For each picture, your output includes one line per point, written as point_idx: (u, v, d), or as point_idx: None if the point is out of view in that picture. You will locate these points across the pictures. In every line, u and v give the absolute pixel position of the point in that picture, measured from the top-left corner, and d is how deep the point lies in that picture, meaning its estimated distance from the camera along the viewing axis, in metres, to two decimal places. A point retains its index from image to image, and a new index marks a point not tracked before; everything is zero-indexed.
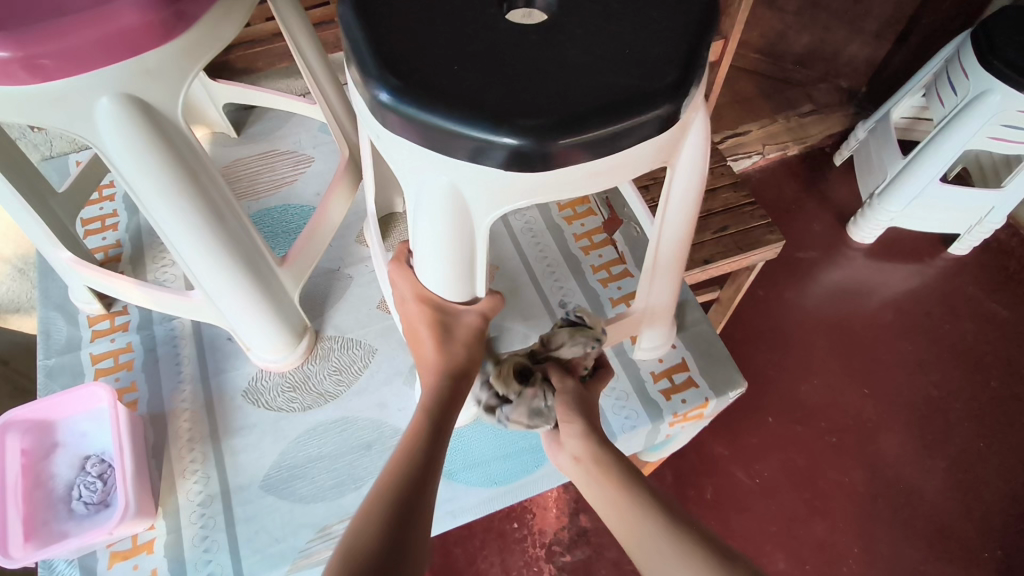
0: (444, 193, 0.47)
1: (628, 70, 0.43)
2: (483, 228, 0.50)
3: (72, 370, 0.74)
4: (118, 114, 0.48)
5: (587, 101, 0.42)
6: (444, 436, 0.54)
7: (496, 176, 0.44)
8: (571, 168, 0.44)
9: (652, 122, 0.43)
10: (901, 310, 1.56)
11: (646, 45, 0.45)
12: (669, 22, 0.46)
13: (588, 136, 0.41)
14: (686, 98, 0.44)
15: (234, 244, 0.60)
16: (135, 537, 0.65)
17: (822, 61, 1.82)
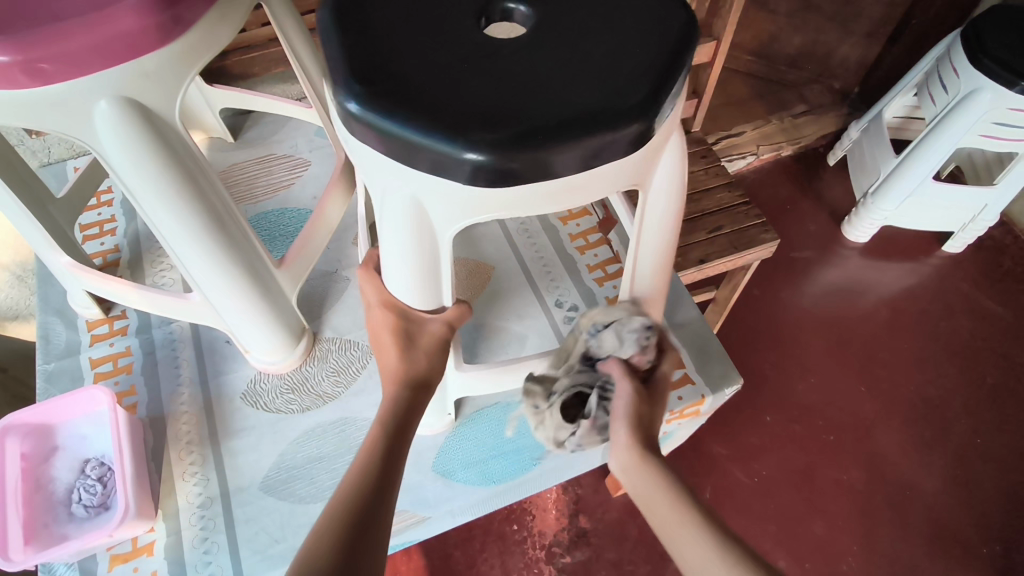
0: (405, 204, 0.45)
1: (598, 87, 0.41)
2: (444, 236, 0.47)
3: (72, 374, 0.74)
4: (117, 116, 0.48)
5: (550, 115, 0.40)
6: (404, 439, 0.51)
7: (459, 191, 0.42)
8: (535, 186, 0.42)
9: (618, 140, 0.41)
10: (897, 308, 1.57)
11: (621, 62, 0.43)
12: (645, 42, 0.44)
13: (547, 152, 0.39)
14: (655, 118, 0.42)
15: (232, 245, 0.60)
16: (135, 540, 0.65)
17: (815, 62, 1.84)
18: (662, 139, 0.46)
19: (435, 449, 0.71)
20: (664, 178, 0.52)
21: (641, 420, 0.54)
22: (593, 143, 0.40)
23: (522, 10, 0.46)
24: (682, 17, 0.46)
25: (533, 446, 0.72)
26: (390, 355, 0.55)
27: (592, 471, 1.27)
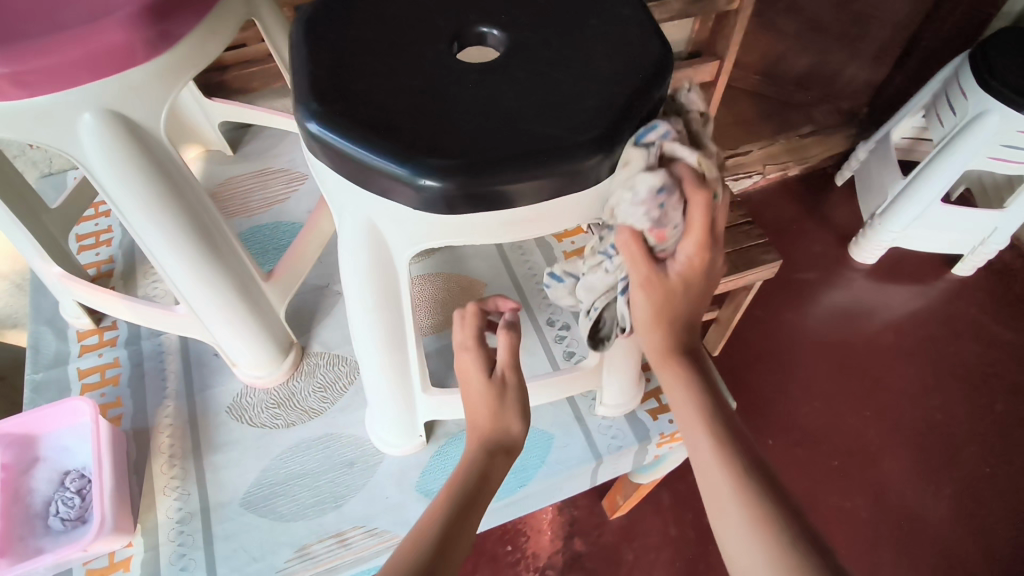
0: (363, 230, 0.43)
1: (557, 118, 0.39)
2: (403, 263, 0.46)
3: (58, 385, 0.74)
4: (102, 129, 0.47)
5: (504, 147, 0.38)
6: (483, 492, 0.54)
7: (409, 216, 0.41)
8: (486, 216, 0.41)
9: (572, 175, 0.39)
10: (904, 331, 1.54)
11: (587, 92, 0.41)
12: (618, 71, 0.42)
13: (497, 184, 0.38)
14: (613, 153, 0.40)
15: (219, 260, 0.60)
16: (112, 554, 0.64)
17: (822, 83, 1.83)
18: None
19: (418, 469, 0.70)
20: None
21: (662, 310, 0.48)
22: (549, 175, 0.38)
23: (495, 33, 0.45)
24: (660, 45, 0.43)
25: (519, 467, 0.70)
26: (479, 405, 0.59)
27: (588, 492, 1.25)
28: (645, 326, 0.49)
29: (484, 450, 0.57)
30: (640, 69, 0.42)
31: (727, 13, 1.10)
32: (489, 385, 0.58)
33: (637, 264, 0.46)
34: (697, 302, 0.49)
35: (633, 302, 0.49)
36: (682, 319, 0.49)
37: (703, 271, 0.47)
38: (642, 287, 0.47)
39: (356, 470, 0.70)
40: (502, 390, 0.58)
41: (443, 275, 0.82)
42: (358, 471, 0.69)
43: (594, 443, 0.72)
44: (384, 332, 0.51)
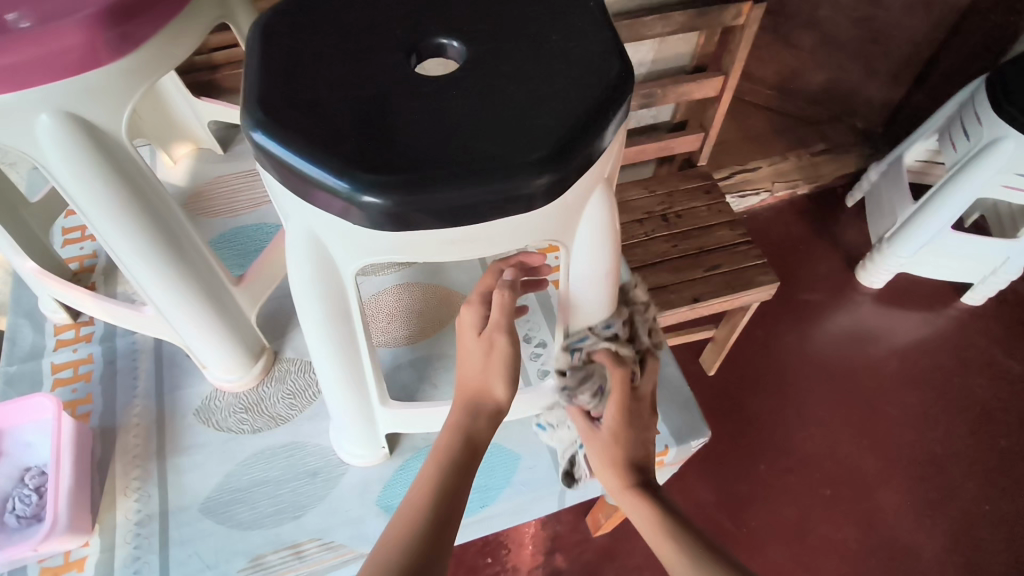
0: (305, 241, 0.43)
1: (506, 137, 0.38)
2: (349, 277, 0.45)
3: (31, 379, 0.74)
4: (59, 129, 0.46)
5: (448, 163, 0.37)
6: (472, 464, 0.54)
7: (354, 230, 0.41)
8: (430, 232, 0.40)
9: (517, 197, 0.38)
10: (909, 359, 1.50)
11: (542, 109, 0.39)
12: (576, 87, 0.40)
13: (437, 203, 0.37)
14: (564, 172, 0.38)
15: (184, 262, 0.59)
16: (68, 553, 0.64)
17: (837, 100, 1.80)
18: (581, 194, 0.42)
19: (381, 482, 0.69)
20: (587, 232, 0.45)
21: (600, 458, 0.55)
22: (493, 194, 0.37)
23: (454, 45, 0.43)
24: (621, 64, 0.41)
25: (481, 487, 0.69)
26: (469, 365, 0.57)
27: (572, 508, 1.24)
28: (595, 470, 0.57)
29: (468, 415, 0.56)
30: (599, 87, 0.40)
31: (733, 29, 1.07)
32: (481, 345, 0.56)
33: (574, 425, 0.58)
34: (637, 449, 0.55)
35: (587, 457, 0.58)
36: (632, 462, 0.54)
37: (629, 428, 0.54)
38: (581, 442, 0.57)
39: (318, 481, 0.69)
40: (491, 350, 0.56)
41: (421, 286, 0.81)
42: (321, 482, 0.69)
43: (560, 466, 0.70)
44: (338, 347, 0.51)
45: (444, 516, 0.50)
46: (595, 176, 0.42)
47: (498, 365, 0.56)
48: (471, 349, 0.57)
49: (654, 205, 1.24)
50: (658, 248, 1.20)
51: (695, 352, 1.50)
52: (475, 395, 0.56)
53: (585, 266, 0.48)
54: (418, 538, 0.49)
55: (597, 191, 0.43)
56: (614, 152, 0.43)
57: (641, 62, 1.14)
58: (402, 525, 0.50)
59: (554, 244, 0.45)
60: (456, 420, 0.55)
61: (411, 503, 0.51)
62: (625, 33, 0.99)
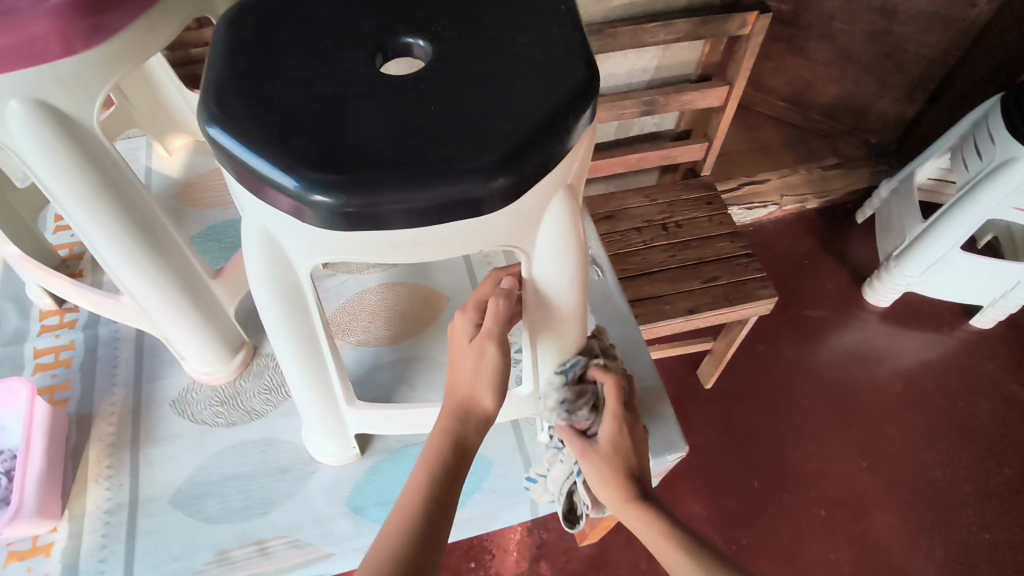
0: (258, 237, 0.43)
1: (458, 139, 0.38)
2: (306, 274, 0.45)
3: (13, 362, 0.75)
4: (29, 118, 0.46)
5: (398, 165, 0.37)
6: (459, 472, 0.53)
7: (307, 228, 0.41)
8: (379, 233, 0.40)
9: (466, 199, 0.38)
10: (913, 381, 1.47)
11: (499, 114, 0.39)
12: (535, 93, 0.40)
13: (383, 204, 0.37)
14: (514, 178, 0.38)
15: (161, 254, 0.60)
16: (36, 538, 0.64)
17: (850, 115, 1.77)
18: (538, 199, 0.42)
19: (351, 482, 0.68)
20: (549, 239, 0.45)
21: (604, 474, 0.55)
22: (440, 197, 0.37)
23: (420, 44, 0.43)
24: (585, 69, 0.41)
25: None
26: (461, 369, 0.56)
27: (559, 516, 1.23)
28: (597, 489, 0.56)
29: (456, 422, 0.55)
30: (559, 93, 0.40)
31: (738, 38, 1.05)
32: (472, 350, 0.55)
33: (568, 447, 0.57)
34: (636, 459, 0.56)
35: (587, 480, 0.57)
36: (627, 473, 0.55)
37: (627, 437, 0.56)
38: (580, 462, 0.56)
39: (289, 478, 0.68)
40: (482, 356, 0.55)
41: (405, 285, 0.80)
42: (291, 479, 0.68)
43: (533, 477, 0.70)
44: (299, 344, 0.51)
45: (433, 527, 0.50)
46: (553, 182, 0.42)
47: (487, 371, 0.55)
48: (464, 354, 0.56)
49: (654, 213, 1.23)
50: (656, 258, 1.18)
51: (694, 364, 1.48)
52: (463, 400, 0.55)
53: (549, 271, 0.47)
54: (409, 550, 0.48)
55: (558, 196, 0.43)
56: (577, 158, 0.43)
57: (644, 68, 1.13)
58: (395, 535, 0.49)
59: (513, 249, 0.45)
60: (444, 427, 0.54)
61: (404, 511, 0.50)
62: (626, 38, 0.98)
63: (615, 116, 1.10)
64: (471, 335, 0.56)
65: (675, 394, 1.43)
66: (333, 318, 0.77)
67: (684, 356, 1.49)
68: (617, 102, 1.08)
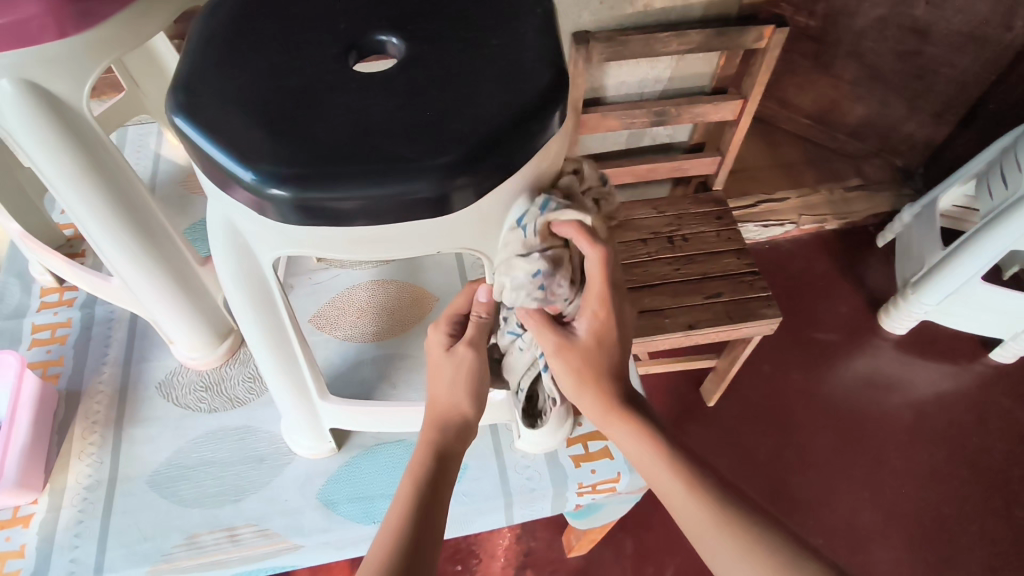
0: (222, 227, 0.44)
1: (416, 140, 0.38)
2: (269, 265, 0.46)
3: (10, 336, 0.77)
4: (18, 99, 0.48)
5: (352, 161, 0.37)
6: (442, 485, 0.52)
7: (265, 221, 0.41)
8: (335, 229, 0.40)
9: (419, 200, 0.38)
10: (924, 412, 1.42)
11: (459, 116, 0.39)
12: (498, 98, 0.40)
13: (333, 201, 0.37)
14: (468, 180, 0.38)
15: (148, 239, 0.61)
16: (17, 509, 0.65)
17: (877, 136, 1.74)
18: (498, 202, 0.42)
19: (324, 476, 0.68)
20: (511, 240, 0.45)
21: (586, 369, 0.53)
22: (392, 195, 0.37)
23: (394, 42, 0.44)
24: (551, 75, 0.41)
25: None
26: (439, 382, 0.56)
27: (549, 525, 1.22)
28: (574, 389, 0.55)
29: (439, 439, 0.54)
30: (522, 99, 0.40)
31: (755, 51, 1.04)
32: (448, 358, 0.55)
33: (542, 333, 0.51)
34: (621, 355, 0.54)
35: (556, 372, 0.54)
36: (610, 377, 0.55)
37: (613, 325, 0.52)
38: (556, 355, 0.52)
39: (264, 467, 0.69)
40: (460, 364, 0.55)
41: (396, 283, 0.81)
42: (266, 468, 0.69)
43: (506, 481, 0.69)
44: (266, 333, 0.52)
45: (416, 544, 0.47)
46: (514, 186, 0.42)
47: (464, 378, 0.55)
48: (442, 368, 0.56)
49: (661, 225, 1.21)
50: (659, 271, 1.16)
51: (697, 381, 1.46)
52: (441, 415, 0.55)
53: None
54: (398, 557, 0.46)
55: (521, 200, 0.43)
56: (544, 163, 0.43)
57: (657, 78, 1.12)
58: (382, 544, 0.47)
59: (471, 250, 0.45)
60: (427, 442, 0.54)
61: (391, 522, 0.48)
62: (638, 47, 0.97)
63: (625, 125, 1.09)
64: (448, 348, 0.56)
65: (676, 410, 1.41)
66: (322, 312, 0.78)
67: (687, 372, 1.47)
68: (627, 111, 1.07)
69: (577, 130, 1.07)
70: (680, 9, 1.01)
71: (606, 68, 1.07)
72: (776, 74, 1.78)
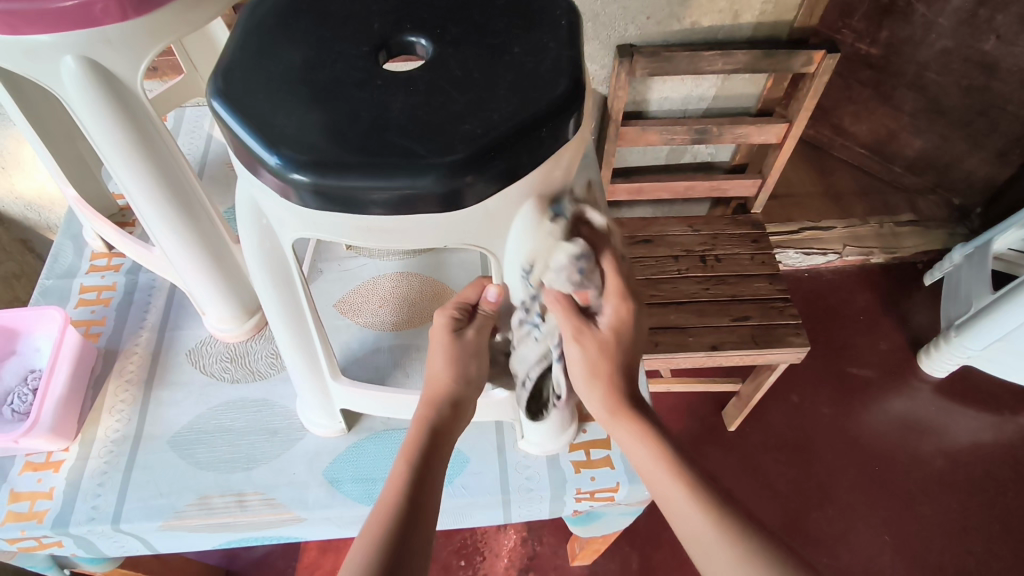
0: (248, 207, 0.47)
1: (429, 137, 0.40)
2: (288, 245, 0.49)
3: (60, 294, 0.83)
4: (81, 74, 0.52)
5: (366, 153, 0.40)
6: (434, 464, 0.54)
7: (282, 201, 0.44)
8: (349, 217, 0.42)
9: (427, 195, 0.40)
10: (959, 461, 1.36)
11: (473, 118, 0.42)
12: (512, 103, 0.42)
13: (345, 187, 0.40)
14: (474, 178, 0.40)
15: (188, 215, 0.65)
16: (50, 454, 0.70)
17: (934, 171, 1.68)
18: (505, 204, 0.44)
19: (332, 455, 0.71)
20: (516, 243, 0.47)
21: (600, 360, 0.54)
22: (400, 187, 0.39)
23: (422, 43, 0.47)
24: (566, 86, 0.43)
25: None
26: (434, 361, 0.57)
27: (556, 531, 1.23)
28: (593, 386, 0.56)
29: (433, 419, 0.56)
30: (535, 105, 0.42)
31: (804, 75, 1.02)
32: (450, 340, 0.56)
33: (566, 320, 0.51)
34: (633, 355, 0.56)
35: (569, 360, 0.54)
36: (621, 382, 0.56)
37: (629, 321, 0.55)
38: (575, 342, 0.52)
39: (276, 439, 0.72)
40: (457, 345, 0.56)
41: (420, 277, 0.83)
42: (278, 441, 0.72)
43: (505, 480, 0.69)
44: (283, 309, 0.55)
45: (416, 510, 0.50)
46: (523, 188, 0.43)
47: (461, 364, 0.57)
48: (439, 349, 0.56)
49: (694, 244, 1.20)
50: (687, 289, 1.15)
51: (720, 404, 1.44)
52: (429, 396, 0.57)
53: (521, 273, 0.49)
54: (395, 522, 0.49)
55: (528, 204, 0.45)
56: (557, 170, 0.45)
57: (702, 96, 1.11)
58: (383, 506, 0.51)
59: (476, 248, 0.46)
60: (422, 419, 0.56)
61: (392, 483, 0.52)
62: (682, 64, 0.97)
63: (665, 140, 1.08)
64: (452, 330, 0.57)
65: (696, 432, 1.39)
66: (347, 298, 0.81)
67: (711, 394, 1.45)
68: (668, 127, 1.07)
69: (616, 142, 1.08)
70: (729, 28, 1.00)
71: (650, 82, 1.07)
72: (832, 99, 1.74)
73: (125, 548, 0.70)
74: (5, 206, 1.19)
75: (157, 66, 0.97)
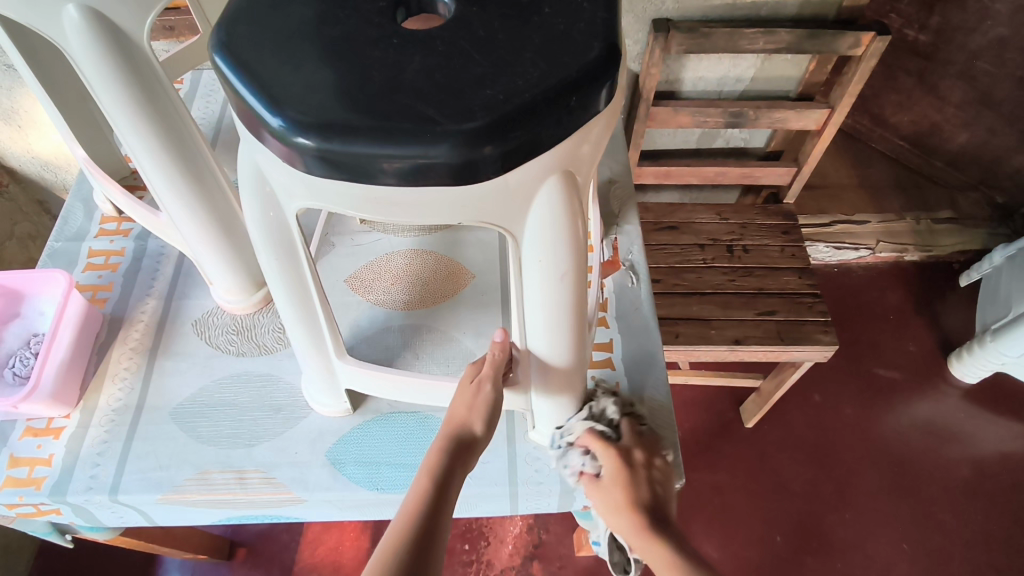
0: (250, 171, 0.44)
1: (446, 101, 0.37)
2: (291, 214, 0.46)
3: (68, 256, 0.81)
4: (83, 25, 0.49)
5: (376, 117, 0.36)
6: (448, 497, 0.52)
7: (282, 165, 0.41)
8: (359, 187, 0.39)
9: (442, 166, 0.36)
10: (985, 471, 1.31)
11: (495, 82, 0.38)
12: (540, 68, 0.38)
13: (350, 154, 0.36)
14: (494, 150, 0.36)
15: (198, 182, 0.62)
16: (51, 420, 0.69)
17: (978, 167, 1.60)
18: (527, 178, 0.40)
19: (336, 435, 0.68)
20: (537, 223, 0.43)
21: (617, 498, 0.56)
22: (410, 155, 0.36)
23: (445, 2, 0.44)
24: (600, 51, 0.39)
25: None
26: (458, 401, 0.56)
27: (562, 521, 1.20)
28: (615, 509, 0.56)
29: (449, 449, 0.54)
30: (563, 71, 0.38)
31: (850, 58, 0.96)
32: (469, 390, 0.56)
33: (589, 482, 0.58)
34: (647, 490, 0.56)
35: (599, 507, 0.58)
36: (641, 503, 0.55)
37: (626, 471, 0.56)
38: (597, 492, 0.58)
39: (279, 417, 0.70)
40: (478, 394, 0.56)
41: (436, 255, 0.80)
42: (281, 418, 0.70)
43: (516, 472, 0.66)
44: (290, 283, 0.52)
45: (425, 545, 0.49)
46: (547, 162, 0.40)
47: (484, 408, 0.55)
48: (467, 394, 0.56)
49: (722, 233, 1.15)
50: (712, 280, 1.11)
51: (738, 399, 1.40)
52: (453, 426, 0.56)
53: (538, 258, 0.45)
54: (404, 562, 0.47)
55: (551, 180, 0.41)
56: (584, 146, 0.41)
57: (739, 78, 1.06)
58: (389, 544, 0.48)
59: (492, 227, 0.43)
60: (438, 449, 0.54)
61: (402, 517, 0.50)
62: (720, 41, 0.91)
63: (697, 123, 1.03)
64: (473, 378, 0.57)
65: (711, 427, 1.36)
66: (359, 274, 0.78)
67: (729, 389, 1.41)
68: (701, 109, 1.02)
69: (645, 123, 1.03)
70: (773, 4, 0.95)
71: (685, 60, 1.02)
72: (874, 88, 1.66)
73: (123, 519, 0.68)
74: (20, 164, 1.18)
75: (175, 26, 0.94)
